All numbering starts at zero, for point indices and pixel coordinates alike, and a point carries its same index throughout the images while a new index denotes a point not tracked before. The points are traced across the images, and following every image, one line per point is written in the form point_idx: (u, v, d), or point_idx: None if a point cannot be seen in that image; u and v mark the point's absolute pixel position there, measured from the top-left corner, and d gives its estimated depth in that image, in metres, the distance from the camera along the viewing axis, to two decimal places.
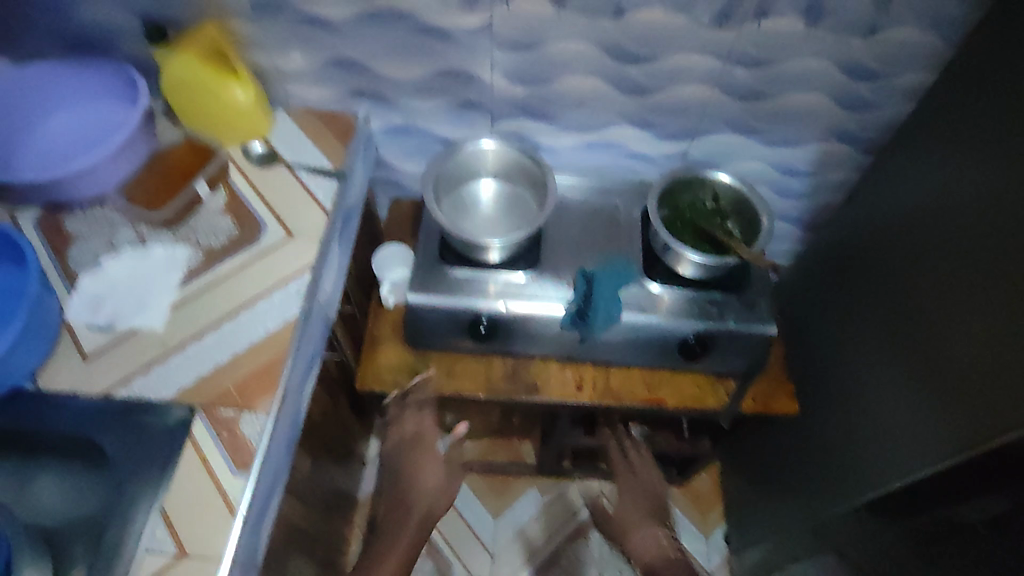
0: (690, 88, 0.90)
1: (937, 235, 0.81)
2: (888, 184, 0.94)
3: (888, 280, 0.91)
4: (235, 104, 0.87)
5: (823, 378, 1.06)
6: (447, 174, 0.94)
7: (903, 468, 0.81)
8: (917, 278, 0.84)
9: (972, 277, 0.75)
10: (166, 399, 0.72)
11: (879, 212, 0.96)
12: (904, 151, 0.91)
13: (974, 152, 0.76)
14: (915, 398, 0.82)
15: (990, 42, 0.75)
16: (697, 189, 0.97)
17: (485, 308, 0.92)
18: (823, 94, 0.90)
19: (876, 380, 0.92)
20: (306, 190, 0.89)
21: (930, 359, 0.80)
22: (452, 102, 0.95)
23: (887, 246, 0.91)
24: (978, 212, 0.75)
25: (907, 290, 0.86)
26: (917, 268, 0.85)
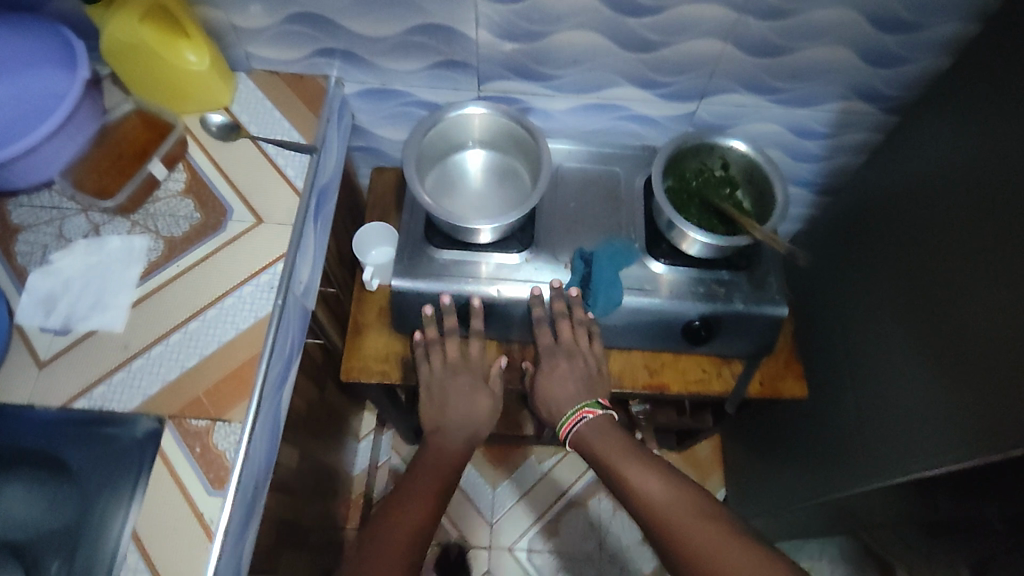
0: (700, 44, 0.79)
1: (963, 211, 0.74)
2: (906, 153, 0.87)
3: (901, 262, 0.86)
4: (188, 71, 0.77)
5: (834, 353, 1.01)
6: (430, 147, 0.85)
7: (909, 457, 0.80)
8: (931, 263, 0.79)
9: (992, 269, 0.69)
10: (129, 410, 0.67)
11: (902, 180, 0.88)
12: (931, 116, 0.83)
13: (1011, 119, 0.68)
14: (925, 391, 0.79)
15: None
16: (705, 157, 0.89)
17: (476, 294, 0.86)
18: (848, 48, 0.79)
19: (885, 364, 0.89)
20: (274, 168, 0.80)
21: (953, 346, 0.75)
22: (432, 62, 0.84)
23: (909, 219, 0.84)
24: (1008, 188, 0.68)
25: (921, 275, 0.81)
26: (931, 253, 0.79)
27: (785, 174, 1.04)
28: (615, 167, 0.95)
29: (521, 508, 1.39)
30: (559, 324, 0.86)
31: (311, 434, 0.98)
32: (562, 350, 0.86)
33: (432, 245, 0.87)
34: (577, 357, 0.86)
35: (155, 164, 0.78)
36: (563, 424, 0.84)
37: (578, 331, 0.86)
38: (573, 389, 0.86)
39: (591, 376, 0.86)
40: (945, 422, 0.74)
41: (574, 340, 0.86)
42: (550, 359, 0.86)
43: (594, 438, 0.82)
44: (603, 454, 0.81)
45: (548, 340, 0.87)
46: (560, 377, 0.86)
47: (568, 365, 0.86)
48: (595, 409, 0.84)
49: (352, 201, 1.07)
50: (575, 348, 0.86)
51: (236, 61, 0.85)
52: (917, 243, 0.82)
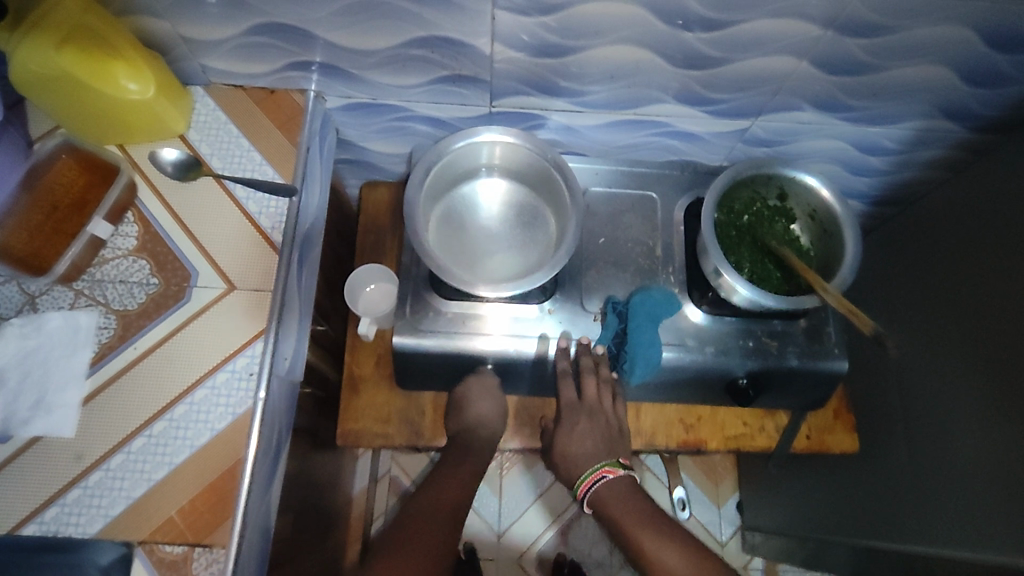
0: (769, 60, 0.65)
1: None
2: (996, 194, 0.77)
3: (970, 314, 0.78)
4: (127, 101, 0.60)
5: (885, 389, 0.93)
6: (440, 177, 0.72)
7: (961, 529, 0.73)
8: (1011, 326, 0.72)
9: None
10: (90, 536, 0.56)
11: (996, 214, 0.76)
12: None
13: None
14: (981, 460, 0.73)
15: None
16: (759, 186, 0.76)
17: (491, 353, 0.74)
18: (944, 66, 0.66)
19: (935, 416, 0.82)
20: (246, 217, 0.66)
21: None
22: (437, 78, 0.69)
23: (1006, 262, 0.74)
24: None
25: (995, 335, 0.74)
26: (1013, 316, 0.72)
27: (839, 187, 0.91)
28: (650, 189, 0.81)
29: (527, 519, 1.32)
30: (584, 381, 0.75)
31: (305, 488, 0.88)
32: (585, 409, 0.75)
33: (440, 296, 0.74)
34: (598, 417, 0.76)
35: (98, 224, 0.63)
36: (581, 482, 0.73)
37: (603, 391, 0.76)
38: (591, 448, 0.74)
39: (611, 437, 0.75)
40: (1004, 501, 0.69)
41: (598, 398, 0.75)
42: (571, 416, 0.75)
43: (612, 503, 0.71)
44: (621, 522, 0.69)
45: (572, 397, 0.76)
46: (579, 436, 0.75)
47: (588, 425, 0.75)
48: (616, 468, 0.73)
49: (339, 220, 0.93)
50: (598, 408, 0.76)
51: (191, 74, 0.69)
52: (997, 299, 0.74)
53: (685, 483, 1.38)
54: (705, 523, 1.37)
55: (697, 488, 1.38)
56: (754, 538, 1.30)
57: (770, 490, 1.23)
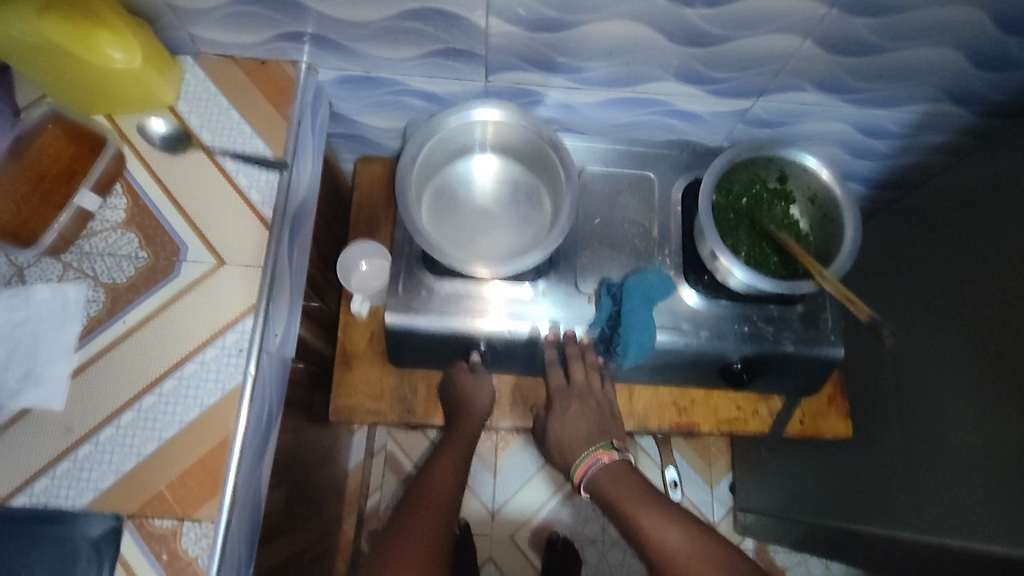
0: (772, 39, 0.64)
1: None
2: (1002, 180, 0.75)
3: (970, 300, 0.77)
4: (109, 70, 0.59)
5: (881, 375, 0.92)
6: (433, 154, 0.70)
7: (954, 516, 0.74)
8: (1010, 312, 0.71)
9: None
10: (80, 507, 0.56)
11: (999, 200, 0.75)
12: None
13: None
14: (977, 446, 0.73)
15: None
16: (759, 168, 0.75)
17: (484, 332, 0.73)
18: (954, 49, 0.64)
19: (931, 401, 0.82)
20: (236, 191, 0.65)
21: None
22: (432, 51, 0.67)
23: (1007, 250, 0.73)
24: None
25: (993, 321, 0.73)
26: (1012, 302, 0.71)
27: (842, 171, 0.90)
28: (648, 169, 0.80)
29: (520, 497, 1.33)
30: (572, 365, 0.75)
31: (299, 462, 0.89)
32: (575, 393, 0.76)
33: (434, 275, 0.73)
34: (590, 399, 0.76)
35: (85, 195, 0.63)
36: (578, 467, 0.72)
37: (591, 373, 0.76)
38: (585, 431, 0.74)
39: (604, 418, 0.75)
40: (999, 488, 0.69)
41: (587, 381, 0.76)
42: (562, 401, 0.76)
43: (610, 485, 0.69)
44: (618, 502, 0.68)
45: (560, 381, 0.76)
46: (573, 419, 0.75)
47: (580, 408, 0.75)
48: (610, 452, 0.72)
49: (334, 195, 0.92)
50: (588, 390, 0.76)
51: (180, 44, 0.68)
52: (998, 285, 0.73)
53: (678, 463, 1.39)
54: (697, 503, 1.38)
55: (690, 468, 1.40)
56: (746, 518, 1.31)
57: (763, 472, 1.24)
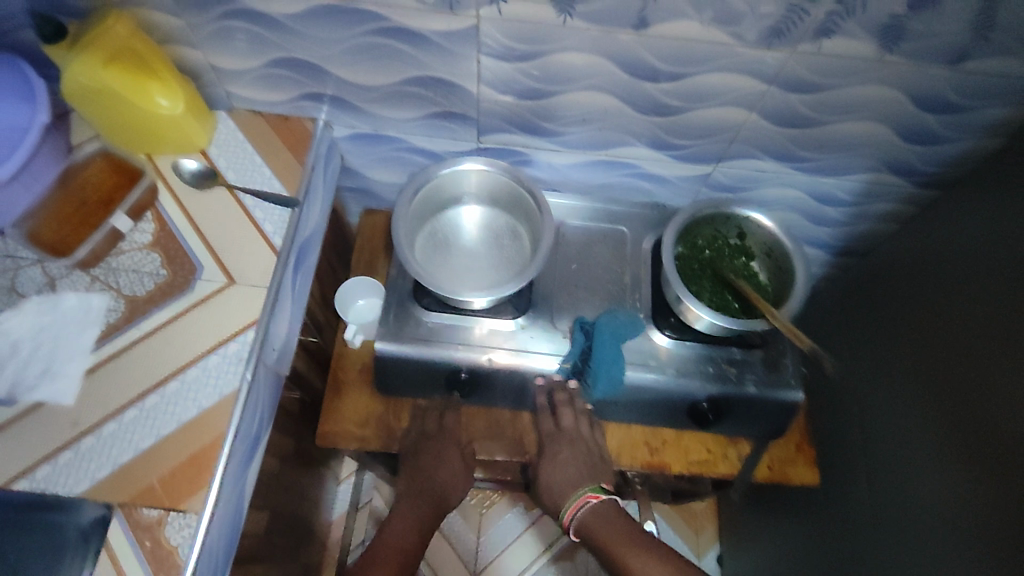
0: (722, 111, 0.75)
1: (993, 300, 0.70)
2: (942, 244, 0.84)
3: (919, 351, 0.80)
4: (156, 113, 0.70)
5: (842, 421, 0.96)
6: (426, 201, 0.79)
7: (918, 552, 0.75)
8: (944, 351, 0.76)
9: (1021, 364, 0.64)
10: (75, 494, 0.60)
11: (929, 252, 0.83)
12: (967, 196, 0.79)
13: None
14: (941, 496, 0.73)
15: None
16: (719, 225, 0.84)
17: (465, 362, 0.79)
18: (881, 124, 0.75)
19: (885, 442, 0.85)
20: (250, 222, 0.74)
21: (972, 437, 0.69)
22: (431, 113, 0.79)
23: (932, 292, 0.79)
24: None
25: (930, 362, 0.78)
26: (944, 342, 0.76)
27: (802, 236, 0.99)
28: (621, 225, 0.89)
29: (505, 560, 1.31)
30: (561, 412, 0.82)
31: (284, 491, 0.91)
32: (565, 437, 0.81)
33: (422, 308, 0.80)
34: (579, 443, 0.81)
35: (121, 218, 0.72)
36: (568, 508, 0.76)
37: (579, 419, 0.82)
38: (575, 475, 0.78)
39: (593, 464, 0.80)
40: (957, 530, 0.69)
41: (576, 427, 0.82)
42: (553, 445, 0.81)
43: (598, 526, 0.74)
44: (606, 544, 0.73)
45: (550, 426, 0.82)
46: (563, 463, 0.79)
47: (570, 453, 0.80)
48: (599, 494, 0.76)
49: (339, 242, 1.01)
50: (577, 434, 0.81)
51: (216, 98, 0.80)
52: (928, 325, 0.79)
53: (665, 531, 1.38)
54: None
55: (677, 537, 1.38)
56: None
57: (747, 537, 1.24)
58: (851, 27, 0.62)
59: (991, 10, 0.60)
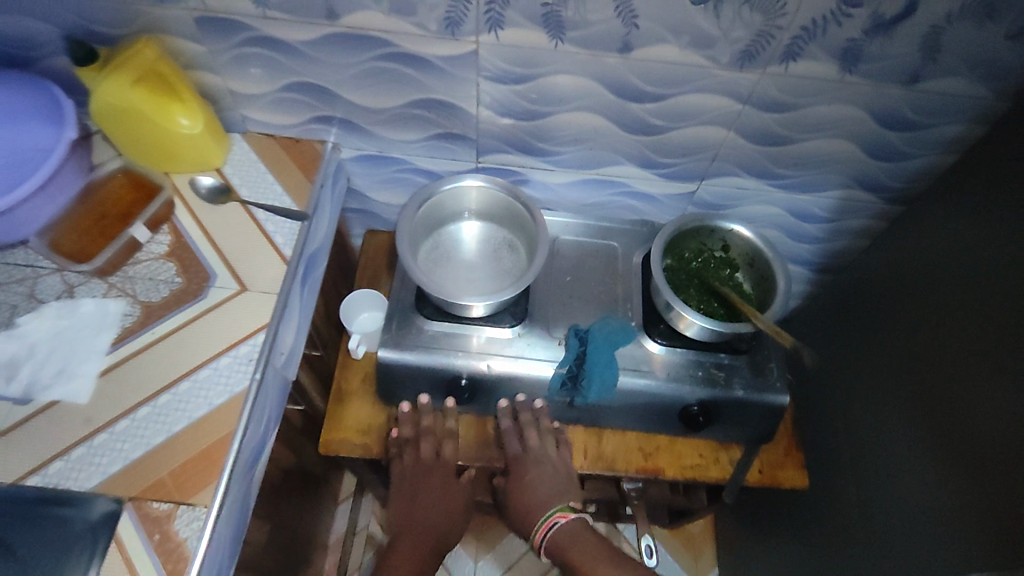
0: (702, 130, 0.81)
1: (950, 292, 0.73)
2: None
3: (889, 348, 0.83)
4: (177, 128, 0.75)
5: (825, 426, 0.98)
6: (428, 215, 0.84)
7: (906, 546, 0.76)
8: (909, 346, 0.79)
9: (978, 348, 0.68)
10: (87, 489, 0.62)
11: (898, 256, 0.87)
12: (931, 203, 0.84)
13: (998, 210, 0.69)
14: (921, 487, 0.74)
15: None
16: (704, 238, 0.89)
17: (465, 368, 0.82)
18: (849, 141, 0.81)
19: (866, 442, 0.86)
20: (262, 234, 0.78)
21: (942, 424, 0.72)
22: (434, 134, 0.84)
23: (899, 291, 0.83)
24: (991, 273, 0.68)
25: (901, 357, 0.80)
26: (909, 337, 0.79)
27: (784, 253, 1.05)
28: (613, 240, 0.94)
29: None
30: (527, 433, 0.84)
31: (284, 504, 0.92)
32: (530, 458, 0.83)
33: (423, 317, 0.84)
34: (546, 464, 0.83)
35: (139, 228, 0.76)
36: (539, 529, 0.81)
37: (545, 440, 0.85)
38: (545, 493, 0.82)
39: (563, 480, 0.84)
40: (936, 518, 0.71)
41: (542, 447, 0.84)
42: (519, 467, 0.83)
43: (568, 544, 0.79)
44: (578, 562, 0.78)
45: (516, 449, 0.84)
46: (532, 484, 0.83)
47: (538, 472, 0.83)
48: (566, 513, 0.81)
49: (343, 263, 1.05)
50: (543, 454, 0.84)
51: (232, 122, 0.86)
52: (895, 323, 0.83)
53: (663, 556, 1.38)
54: None
55: (675, 562, 1.38)
56: None
57: (744, 557, 1.24)
58: (814, 49, 0.69)
59: (936, 34, 0.67)
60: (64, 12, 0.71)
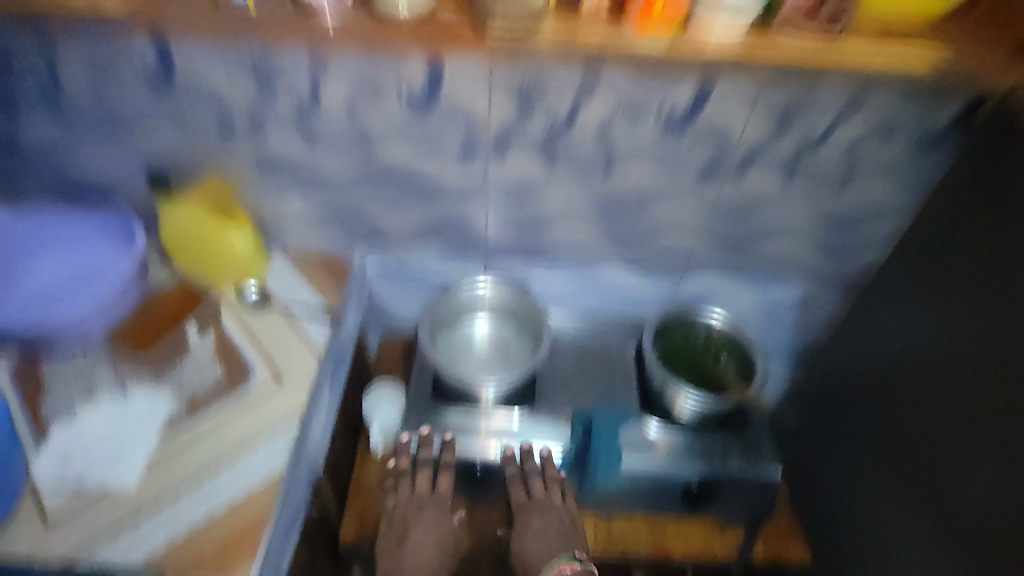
0: (678, 235, 0.95)
1: (928, 383, 0.71)
2: None
3: (873, 446, 0.81)
4: (234, 251, 0.89)
5: (823, 539, 0.91)
6: (445, 317, 0.96)
7: None
8: (901, 445, 0.76)
9: (972, 440, 0.65)
10: (134, 564, 0.66)
11: (857, 352, 0.85)
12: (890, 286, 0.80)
13: (949, 296, 0.70)
14: None
15: (976, 165, 0.69)
16: (688, 329, 0.98)
17: (476, 454, 0.90)
18: (804, 241, 0.96)
19: (874, 552, 0.81)
20: (297, 335, 0.88)
21: (976, 536, 0.64)
22: (449, 246, 0.98)
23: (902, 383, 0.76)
24: (964, 359, 0.67)
25: (891, 457, 0.77)
26: (893, 435, 0.77)
27: None
28: (608, 337, 1.04)
29: None
30: (532, 481, 0.89)
31: None
32: (536, 507, 0.87)
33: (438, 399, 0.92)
34: (550, 512, 0.87)
35: (194, 327, 0.87)
36: None
37: (550, 488, 0.89)
38: (548, 544, 0.85)
39: (566, 532, 0.86)
40: None
41: (547, 496, 0.88)
42: (524, 515, 0.87)
43: None
44: None
45: (521, 497, 0.88)
46: (535, 532, 0.86)
47: (541, 521, 0.86)
48: (572, 563, 0.82)
49: None
50: (548, 503, 0.88)
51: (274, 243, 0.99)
52: (885, 423, 0.78)
53: None
54: None
55: None
56: None
57: None
58: (760, 165, 0.86)
59: (856, 150, 0.83)
60: (147, 150, 0.87)
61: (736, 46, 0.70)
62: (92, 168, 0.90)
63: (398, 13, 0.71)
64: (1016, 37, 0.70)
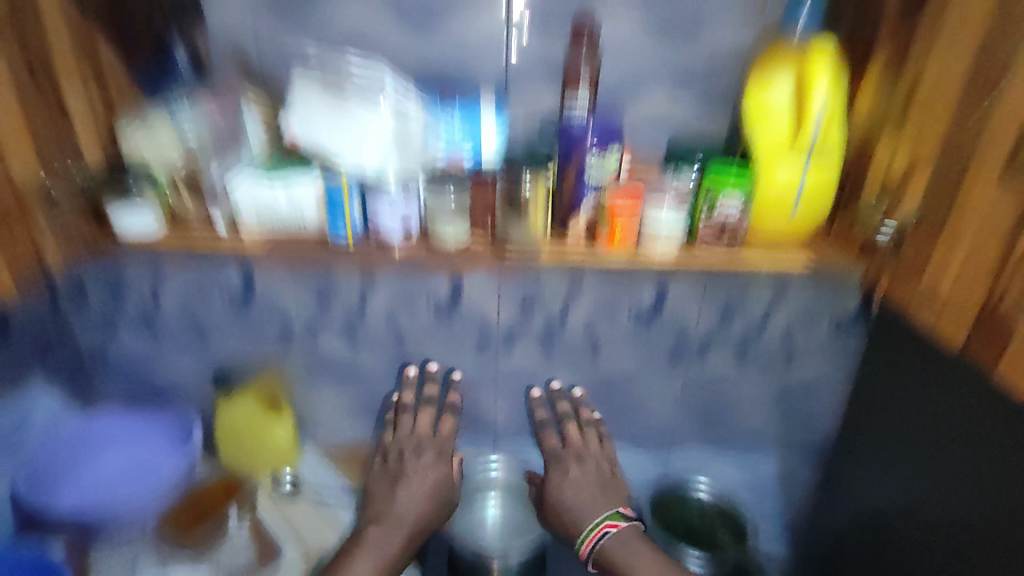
0: (665, 414, 1.07)
1: (928, 558, 0.71)
2: None
3: None
4: (275, 443, 1.01)
5: None
6: (463, 498, 1.07)
7: None
8: None
9: None
10: None
11: (851, 501, 0.90)
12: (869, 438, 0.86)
13: (915, 471, 0.75)
14: None
15: (910, 341, 0.75)
16: (684, 509, 1.06)
17: None
18: (777, 419, 1.07)
19: None
20: (325, 522, 0.98)
21: None
22: (461, 429, 1.08)
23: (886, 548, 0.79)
24: (970, 547, 0.65)
25: None
26: None
27: None
28: None
29: None
30: (567, 426, 1.01)
31: None
32: (572, 454, 0.98)
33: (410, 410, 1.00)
34: (587, 457, 0.98)
35: (233, 511, 0.97)
36: (586, 540, 0.90)
37: (587, 436, 1.00)
38: (587, 494, 0.94)
39: (603, 475, 0.96)
40: None
41: (585, 442, 0.99)
42: (560, 465, 0.97)
43: None
44: None
45: (554, 443, 1.00)
46: (571, 480, 0.95)
47: (577, 466, 0.97)
48: (617, 522, 0.90)
49: None
50: (585, 451, 0.98)
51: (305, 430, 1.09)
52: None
53: None
54: None
55: None
56: None
57: None
58: (731, 351, 0.99)
59: (794, 337, 0.98)
60: (216, 353, 1.00)
61: (669, 260, 0.75)
62: (161, 373, 1.01)
63: (449, 242, 0.74)
64: (857, 238, 0.73)
